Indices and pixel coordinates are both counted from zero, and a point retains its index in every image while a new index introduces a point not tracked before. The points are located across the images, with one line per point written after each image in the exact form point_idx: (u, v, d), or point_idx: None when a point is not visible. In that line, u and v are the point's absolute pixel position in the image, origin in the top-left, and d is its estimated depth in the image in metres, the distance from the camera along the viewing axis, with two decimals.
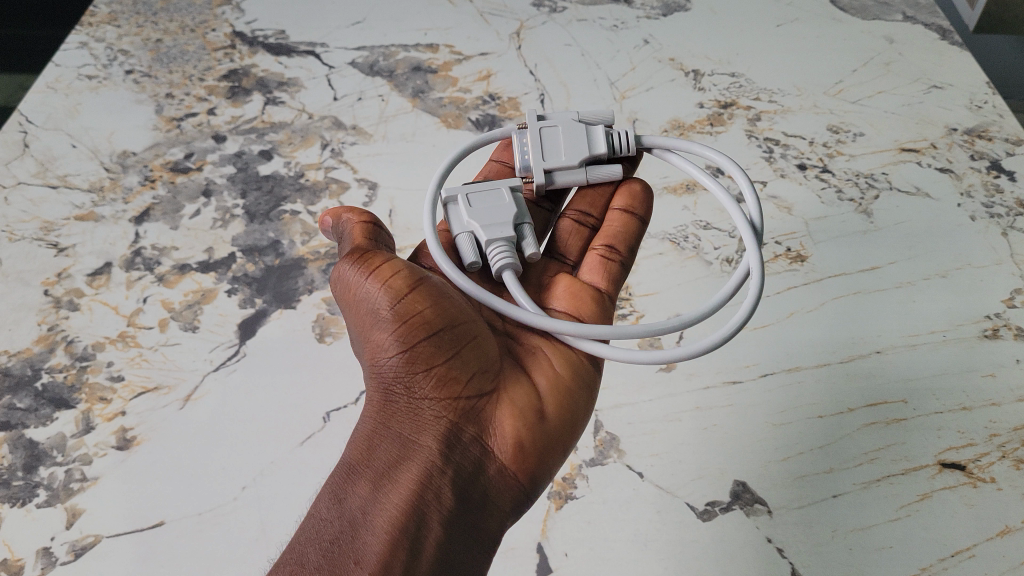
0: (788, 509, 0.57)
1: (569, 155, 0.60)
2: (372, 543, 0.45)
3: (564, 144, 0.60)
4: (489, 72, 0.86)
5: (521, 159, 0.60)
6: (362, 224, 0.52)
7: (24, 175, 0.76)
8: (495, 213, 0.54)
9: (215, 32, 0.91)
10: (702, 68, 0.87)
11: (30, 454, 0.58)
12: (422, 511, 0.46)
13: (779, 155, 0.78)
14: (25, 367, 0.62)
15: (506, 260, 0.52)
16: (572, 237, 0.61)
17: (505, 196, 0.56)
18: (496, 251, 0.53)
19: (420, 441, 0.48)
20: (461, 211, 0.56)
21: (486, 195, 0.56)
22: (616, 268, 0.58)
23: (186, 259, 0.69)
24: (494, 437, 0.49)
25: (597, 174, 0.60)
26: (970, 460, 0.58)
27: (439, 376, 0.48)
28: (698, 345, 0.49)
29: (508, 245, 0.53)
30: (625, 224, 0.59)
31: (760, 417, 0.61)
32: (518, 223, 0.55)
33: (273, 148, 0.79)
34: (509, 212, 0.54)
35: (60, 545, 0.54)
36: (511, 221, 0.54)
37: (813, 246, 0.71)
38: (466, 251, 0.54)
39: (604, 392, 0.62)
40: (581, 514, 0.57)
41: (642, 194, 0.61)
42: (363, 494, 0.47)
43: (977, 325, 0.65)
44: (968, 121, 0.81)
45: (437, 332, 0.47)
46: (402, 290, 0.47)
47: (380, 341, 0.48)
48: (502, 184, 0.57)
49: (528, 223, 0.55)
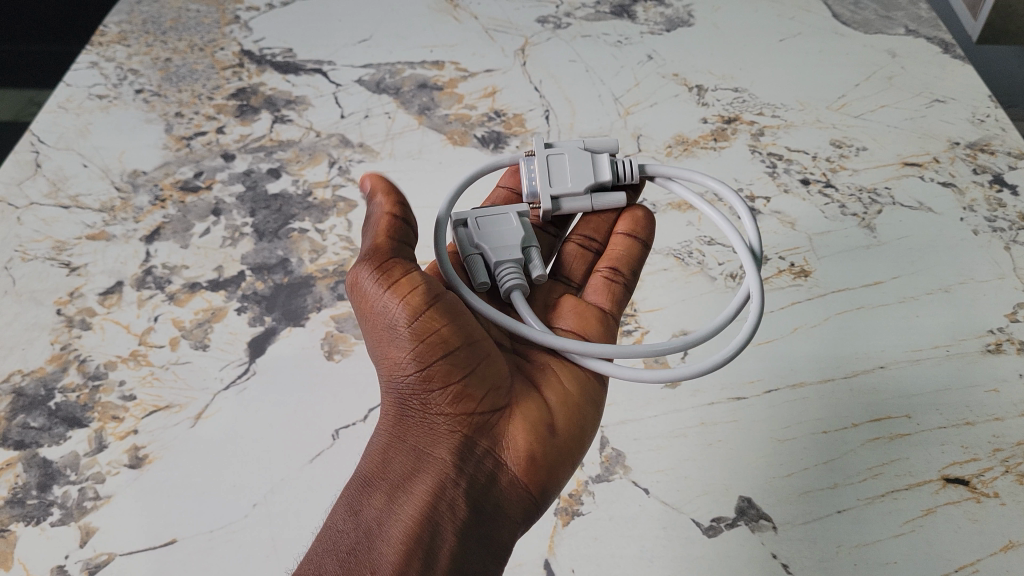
0: (794, 525, 0.56)
1: (575, 181, 0.60)
2: (388, 552, 0.46)
3: (570, 171, 0.60)
4: (494, 89, 0.87)
5: (528, 186, 0.60)
6: (390, 218, 0.51)
7: (36, 195, 0.77)
8: (503, 236, 0.55)
9: (223, 51, 0.92)
10: (705, 84, 0.88)
11: (44, 473, 0.58)
12: (437, 520, 0.47)
13: (782, 170, 0.79)
14: (39, 386, 0.63)
15: (514, 282, 0.53)
16: (577, 261, 0.62)
17: (512, 221, 0.56)
18: (505, 274, 0.54)
19: (434, 454, 0.50)
20: (469, 233, 0.56)
21: (493, 220, 0.57)
22: (619, 290, 0.59)
23: (197, 277, 0.70)
24: (506, 450, 0.50)
25: (602, 202, 0.61)
26: (973, 476, 0.58)
27: (454, 393, 0.49)
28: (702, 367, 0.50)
29: (516, 268, 0.54)
30: (629, 248, 0.60)
31: (764, 432, 0.61)
32: (525, 246, 0.56)
33: (281, 166, 0.80)
34: (516, 236, 0.55)
35: (75, 563, 0.54)
36: (520, 244, 0.55)
37: (817, 261, 0.72)
38: (475, 274, 0.54)
39: (610, 409, 0.62)
40: (587, 530, 0.56)
41: (645, 219, 0.62)
42: (378, 506, 0.48)
43: (980, 339, 0.65)
44: (970, 135, 0.82)
45: (453, 351, 0.48)
46: (421, 305, 0.48)
47: (398, 356, 0.49)
48: (510, 210, 0.58)
49: (535, 247, 0.56)
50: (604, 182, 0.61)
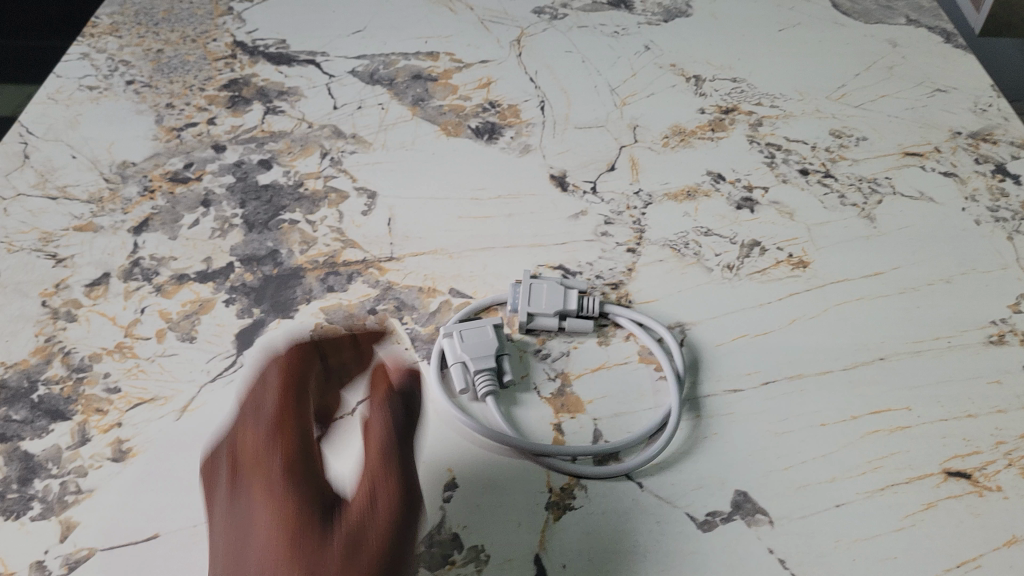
0: (792, 519, 0.54)
1: (547, 304, 0.63)
2: None
3: (545, 295, 0.64)
4: (489, 80, 0.86)
5: (511, 302, 0.65)
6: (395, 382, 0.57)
7: (24, 186, 0.76)
8: (481, 346, 0.60)
9: (216, 42, 0.91)
10: (703, 74, 0.87)
11: (26, 467, 0.56)
12: None
13: (781, 160, 0.78)
14: (22, 378, 0.61)
15: (490, 388, 0.59)
16: None
17: (491, 333, 0.61)
18: (481, 380, 0.59)
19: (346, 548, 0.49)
20: (453, 344, 0.61)
21: (471, 334, 0.61)
22: None
23: (184, 269, 0.69)
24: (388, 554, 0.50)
25: (572, 327, 0.64)
26: (975, 469, 0.56)
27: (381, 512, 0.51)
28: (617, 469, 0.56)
29: (492, 374, 0.59)
30: None
31: (762, 425, 0.59)
32: (501, 355, 0.61)
33: (273, 157, 0.79)
34: (492, 346, 0.60)
35: (54, 559, 0.52)
36: (494, 353, 0.60)
37: (816, 252, 0.70)
38: (456, 381, 0.60)
39: (604, 401, 0.60)
40: (579, 525, 0.54)
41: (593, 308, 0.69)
42: None
43: (981, 330, 0.64)
44: (972, 125, 0.81)
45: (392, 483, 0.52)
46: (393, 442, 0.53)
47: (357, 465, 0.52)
48: (489, 321, 0.62)
49: (509, 357, 0.61)
50: (571, 312, 0.64)
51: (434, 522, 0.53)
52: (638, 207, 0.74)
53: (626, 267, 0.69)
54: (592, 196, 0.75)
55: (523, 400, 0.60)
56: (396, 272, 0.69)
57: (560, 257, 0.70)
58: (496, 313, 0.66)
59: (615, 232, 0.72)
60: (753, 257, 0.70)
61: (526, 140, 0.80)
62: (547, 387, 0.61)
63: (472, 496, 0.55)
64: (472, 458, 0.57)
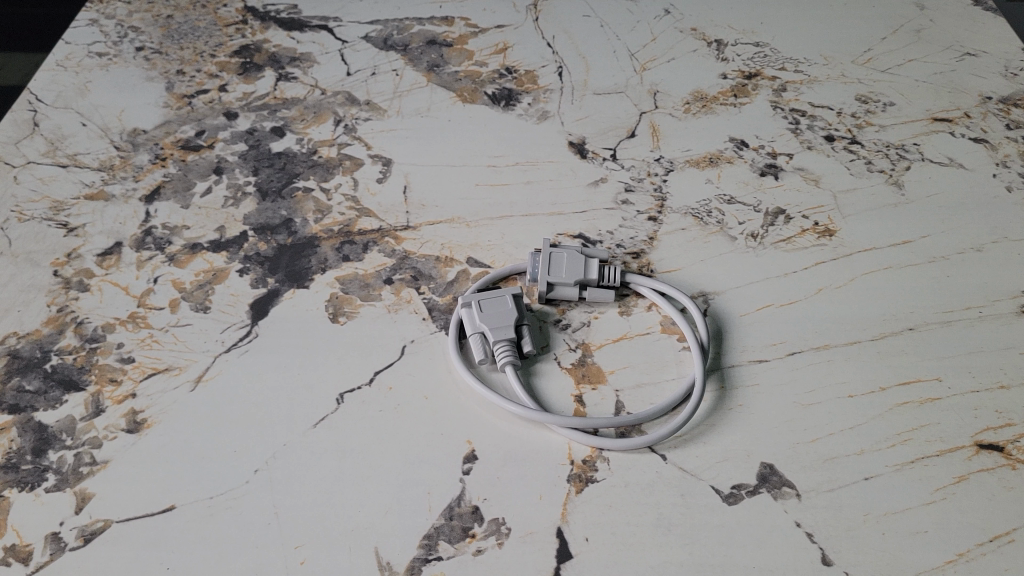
0: (819, 492, 0.53)
1: (567, 274, 0.62)
2: None
3: (566, 263, 0.62)
4: (506, 45, 0.84)
5: (530, 269, 0.63)
6: None
7: (34, 154, 0.75)
8: (501, 316, 0.58)
9: (226, 7, 0.90)
10: (725, 38, 0.85)
11: (40, 437, 0.56)
12: None
13: (806, 126, 0.76)
14: (34, 348, 0.60)
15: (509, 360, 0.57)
16: None
17: (511, 302, 0.59)
18: (500, 351, 0.57)
19: None
20: (472, 314, 0.59)
21: (490, 302, 0.59)
22: None
23: (198, 238, 0.68)
24: None
25: (592, 297, 0.62)
26: (1008, 442, 0.55)
27: None
28: (639, 441, 0.54)
29: (511, 345, 0.58)
30: None
31: (788, 397, 0.57)
32: (521, 325, 0.59)
33: (286, 124, 0.77)
34: (513, 316, 0.58)
35: (70, 530, 0.52)
36: (514, 324, 0.58)
37: (842, 220, 0.69)
38: (475, 352, 0.58)
39: (626, 372, 0.59)
40: (602, 497, 0.53)
41: None
42: None
43: (1014, 299, 0.63)
44: (1003, 89, 0.79)
45: None
46: None
47: None
48: (509, 291, 0.60)
49: (529, 326, 0.59)
50: (592, 281, 0.62)
51: (454, 496, 0.53)
52: (659, 174, 0.72)
53: (648, 236, 0.67)
54: (612, 163, 0.73)
55: (543, 372, 0.59)
56: (412, 240, 0.67)
57: (579, 225, 0.68)
58: (515, 282, 0.65)
59: (635, 200, 0.70)
60: (777, 225, 0.68)
61: (544, 106, 0.79)
62: (567, 358, 0.60)
63: (492, 468, 0.54)
64: (492, 430, 0.56)
